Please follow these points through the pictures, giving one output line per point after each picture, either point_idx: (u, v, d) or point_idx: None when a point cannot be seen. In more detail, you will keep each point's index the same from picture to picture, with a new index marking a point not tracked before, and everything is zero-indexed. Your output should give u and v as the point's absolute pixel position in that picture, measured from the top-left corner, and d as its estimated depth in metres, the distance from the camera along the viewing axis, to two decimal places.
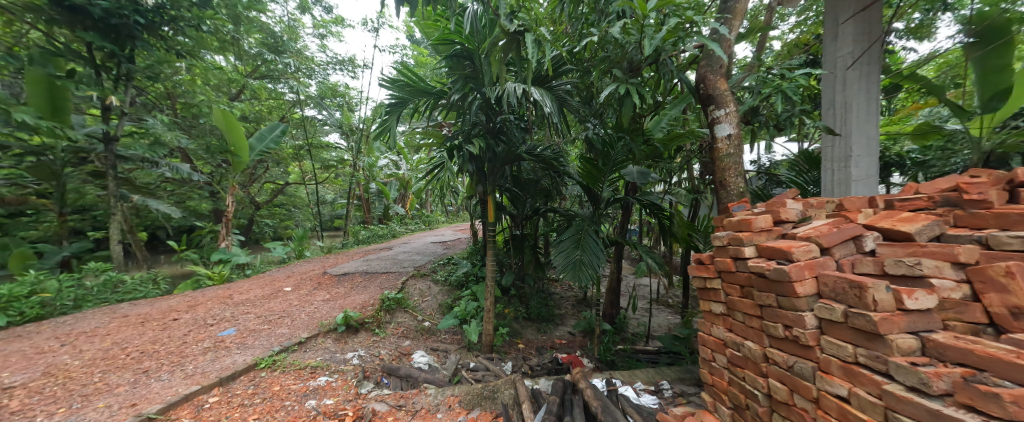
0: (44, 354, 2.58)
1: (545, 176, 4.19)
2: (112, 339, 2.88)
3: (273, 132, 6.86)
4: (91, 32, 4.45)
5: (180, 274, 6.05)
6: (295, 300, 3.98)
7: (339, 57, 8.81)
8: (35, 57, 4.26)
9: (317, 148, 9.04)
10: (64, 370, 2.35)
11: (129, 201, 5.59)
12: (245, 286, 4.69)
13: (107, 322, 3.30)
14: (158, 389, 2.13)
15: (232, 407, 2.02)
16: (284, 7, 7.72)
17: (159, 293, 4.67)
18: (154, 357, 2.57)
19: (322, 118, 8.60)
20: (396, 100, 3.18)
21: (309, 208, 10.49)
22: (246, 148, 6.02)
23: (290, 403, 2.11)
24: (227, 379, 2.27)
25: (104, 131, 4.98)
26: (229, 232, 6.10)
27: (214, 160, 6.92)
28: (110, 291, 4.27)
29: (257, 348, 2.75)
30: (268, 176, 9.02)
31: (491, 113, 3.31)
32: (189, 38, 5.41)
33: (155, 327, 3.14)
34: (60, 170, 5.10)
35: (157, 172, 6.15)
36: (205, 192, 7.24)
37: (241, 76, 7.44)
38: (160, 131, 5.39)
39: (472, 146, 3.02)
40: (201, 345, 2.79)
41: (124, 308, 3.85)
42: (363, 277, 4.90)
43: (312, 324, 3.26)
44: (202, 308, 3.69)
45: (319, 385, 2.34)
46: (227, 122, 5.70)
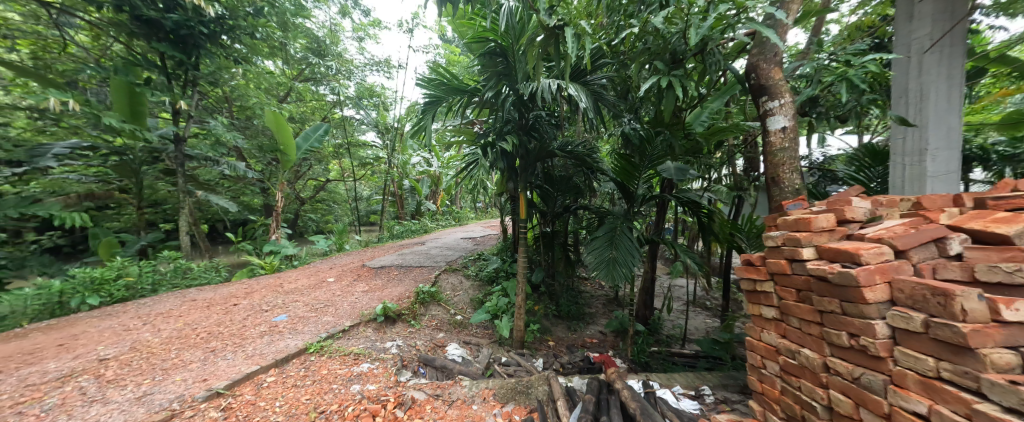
0: (132, 331, 2.94)
1: (578, 173, 4.14)
2: (184, 320, 3.21)
3: (317, 132, 7.28)
4: (164, 43, 4.97)
5: (236, 263, 6.60)
6: (338, 290, 4.22)
7: (375, 59, 9.17)
8: (119, 68, 4.81)
9: (355, 147, 9.46)
10: (147, 346, 2.65)
11: (194, 197, 6.16)
12: (293, 275, 5.03)
13: (179, 305, 3.67)
14: (224, 367, 2.34)
15: (287, 387, 2.18)
16: (326, 12, 8.15)
17: (220, 280, 5.14)
18: (218, 338, 2.83)
19: (359, 118, 8.99)
20: (430, 99, 3.25)
21: (347, 204, 11.03)
22: (294, 148, 6.43)
23: (336, 387, 2.23)
24: (283, 361, 2.45)
25: (174, 132, 5.50)
26: (279, 225, 6.56)
27: (266, 159, 7.47)
28: (179, 276, 4.74)
29: (307, 334, 2.94)
30: (311, 174, 9.51)
31: (524, 109, 3.30)
32: (244, 45, 5.87)
33: (219, 311, 3.45)
34: (138, 169, 5.59)
35: (217, 170, 6.70)
36: (257, 188, 7.83)
37: (288, 80, 7.95)
38: (221, 133, 5.91)
39: (505, 143, 3.05)
40: (258, 329, 3.03)
41: (192, 293, 4.26)
42: (398, 270, 5.09)
43: (353, 313, 3.42)
44: (257, 295, 4.00)
45: (362, 371, 2.47)
46: (277, 123, 6.10)
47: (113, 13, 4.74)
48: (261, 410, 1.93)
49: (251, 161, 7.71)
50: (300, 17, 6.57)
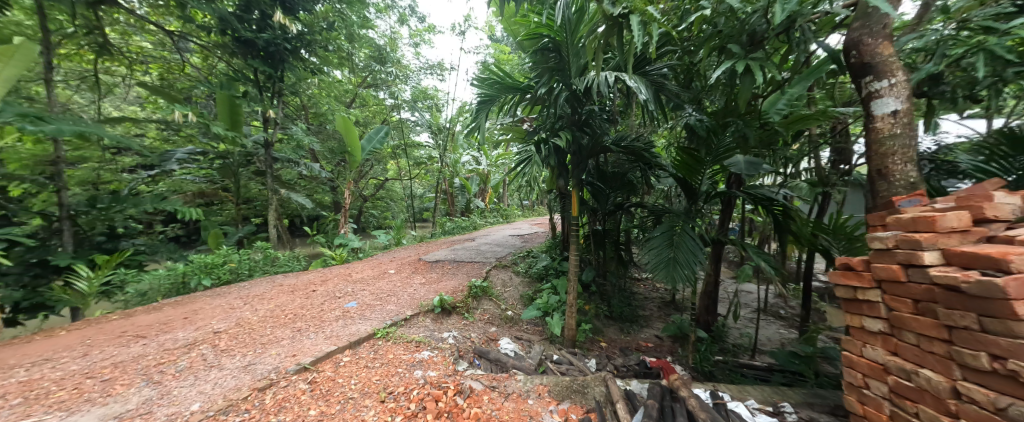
0: (235, 310, 3.43)
1: (633, 169, 3.99)
2: (274, 302, 3.66)
3: (379, 134, 7.84)
4: (257, 59, 5.71)
5: (311, 254, 7.36)
6: (398, 281, 4.52)
7: (429, 63, 9.64)
8: (222, 82, 5.56)
9: (411, 148, 10.02)
10: (247, 323, 3.07)
11: (278, 194, 6.98)
12: (359, 267, 5.48)
13: (269, 289, 4.19)
14: (308, 345, 2.63)
15: (360, 367, 2.39)
16: (387, 22, 8.77)
17: (300, 268, 5.77)
18: (300, 319, 3.18)
19: (414, 120, 9.51)
20: (483, 99, 3.31)
21: (403, 202, 11.72)
22: (359, 149, 6.99)
23: (401, 370, 2.39)
24: (355, 343, 2.69)
25: (264, 138, 6.30)
26: (346, 221, 7.19)
27: (335, 160, 8.22)
28: (268, 264, 5.42)
29: (374, 320, 3.19)
30: (372, 173, 10.28)
31: (577, 104, 3.21)
32: (318, 58, 6.53)
33: (301, 296, 3.89)
34: (236, 170, 6.50)
35: (296, 170, 7.52)
36: (327, 187, 8.65)
37: (354, 87, 8.67)
38: (300, 137, 6.65)
39: (557, 140, 3.01)
40: (333, 313, 3.35)
41: (278, 279, 4.84)
42: (451, 265, 5.30)
43: (413, 304, 3.62)
44: (330, 283, 4.43)
45: (423, 358, 2.61)
46: (346, 127, 6.68)
47: (219, 37, 5.55)
48: (339, 386, 2.13)
49: (323, 162, 8.54)
50: (365, 28, 7.14)
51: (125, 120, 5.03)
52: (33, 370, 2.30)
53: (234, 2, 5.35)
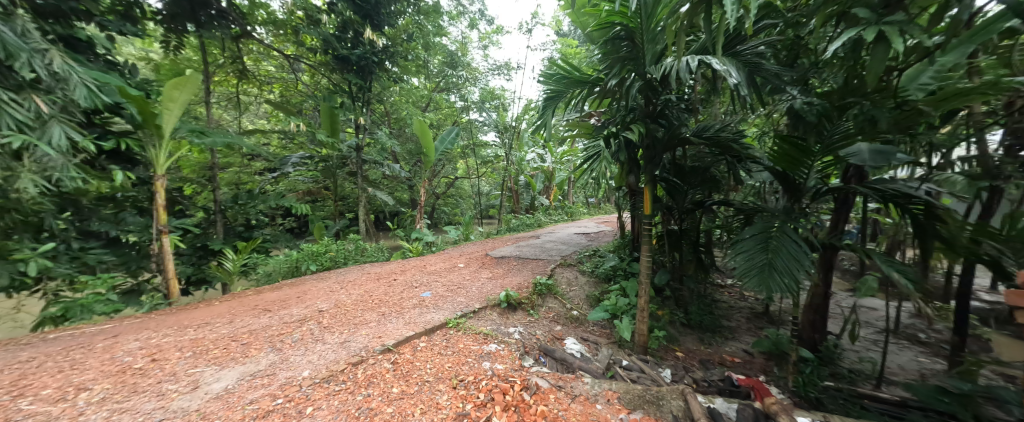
0: (333, 293, 3.96)
1: (717, 164, 3.65)
2: (363, 288, 4.13)
3: (450, 135, 8.32)
4: (350, 73, 6.52)
5: (392, 246, 8.16)
6: (467, 275, 4.75)
7: (497, 64, 9.93)
8: (323, 96, 6.43)
9: (479, 147, 10.44)
10: (342, 305, 3.52)
11: (367, 192, 7.87)
12: (433, 259, 5.90)
13: (359, 276, 4.75)
14: (390, 329, 2.91)
15: (435, 353, 2.56)
16: (458, 28, 9.26)
17: (384, 259, 6.43)
18: (384, 305, 3.54)
19: (482, 120, 9.88)
20: (550, 95, 3.26)
21: (471, 199, 12.28)
22: (434, 150, 7.50)
23: (470, 360, 2.50)
24: (430, 330, 2.89)
25: (356, 143, 7.16)
26: (422, 217, 7.78)
27: (413, 160, 8.98)
28: (359, 253, 6.15)
29: (446, 310, 3.39)
30: (444, 172, 10.96)
31: (652, 94, 2.97)
32: (399, 67, 7.20)
33: (384, 284, 4.33)
34: (334, 171, 7.50)
35: (380, 170, 8.39)
36: (405, 185, 9.48)
37: (429, 92, 9.35)
38: (384, 140, 7.41)
39: (629, 133, 2.80)
40: (411, 301, 3.66)
41: (366, 267, 5.46)
42: (517, 261, 5.39)
43: (481, 297, 3.75)
44: (408, 273, 4.85)
45: (491, 351, 2.69)
46: (421, 130, 7.20)
47: (322, 56, 6.48)
48: (417, 369, 2.32)
49: (402, 163, 9.38)
50: (439, 36, 7.62)
51: (256, 132, 6.16)
52: (198, 330, 2.95)
53: (334, 25, 6.20)
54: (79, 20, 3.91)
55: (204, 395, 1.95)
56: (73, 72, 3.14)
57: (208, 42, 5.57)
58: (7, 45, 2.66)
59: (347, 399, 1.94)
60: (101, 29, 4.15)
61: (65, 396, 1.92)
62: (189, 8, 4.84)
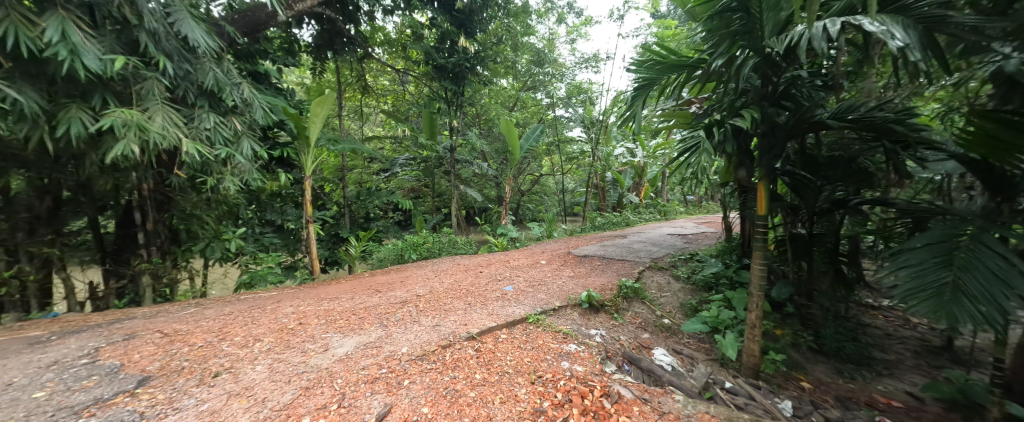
0: (428, 280, 4.41)
1: (868, 152, 2.87)
2: (453, 278, 4.50)
3: (535, 132, 8.41)
4: (447, 81, 7.15)
5: (480, 240, 8.68)
6: (549, 272, 4.75)
7: (584, 56, 9.67)
8: (423, 103, 7.20)
9: (564, 143, 10.33)
10: (435, 292, 3.89)
11: (459, 190, 8.52)
12: (517, 255, 6.07)
13: (450, 267, 5.19)
14: (475, 318, 3.10)
15: (515, 346, 2.64)
16: (546, 25, 9.30)
17: (472, 252, 6.89)
18: (470, 295, 3.80)
19: (568, 116, 9.73)
20: (641, 84, 3.02)
21: (556, 196, 12.27)
22: (519, 149, 7.67)
23: (549, 358, 2.49)
24: (511, 323, 2.98)
25: (450, 145, 7.81)
26: (507, 213, 8.07)
27: (500, 158, 9.36)
28: (451, 245, 6.72)
29: (527, 305, 3.45)
30: (529, 169, 11.16)
31: (773, 73, 2.48)
32: (489, 70, 7.61)
33: (471, 275, 4.64)
34: (432, 170, 8.34)
35: (470, 169, 8.99)
36: (493, 183, 9.98)
37: (516, 92, 9.65)
38: (474, 141, 7.91)
39: (737, 121, 2.40)
40: (495, 293, 3.84)
41: (457, 259, 5.93)
42: (601, 261, 5.17)
43: (562, 296, 3.70)
44: (493, 267, 5.09)
45: (570, 351, 2.64)
46: (508, 129, 7.44)
47: (425, 67, 7.25)
48: (498, 359, 2.42)
49: (491, 161, 9.89)
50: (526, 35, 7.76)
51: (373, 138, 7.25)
52: (329, 303, 3.63)
53: (434, 37, 6.88)
54: (260, 58, 5.18)
55: (332, 356, 2.39)
56: (256, 99, 4.16)
57: (340, 66, 6.78)
58: (218, 82, 3.66)
59: (437, 378, 2.13)
60: (273, 63, 5.43)
61: (247, 343, 2.59)
62: (329, 40, 5.94)
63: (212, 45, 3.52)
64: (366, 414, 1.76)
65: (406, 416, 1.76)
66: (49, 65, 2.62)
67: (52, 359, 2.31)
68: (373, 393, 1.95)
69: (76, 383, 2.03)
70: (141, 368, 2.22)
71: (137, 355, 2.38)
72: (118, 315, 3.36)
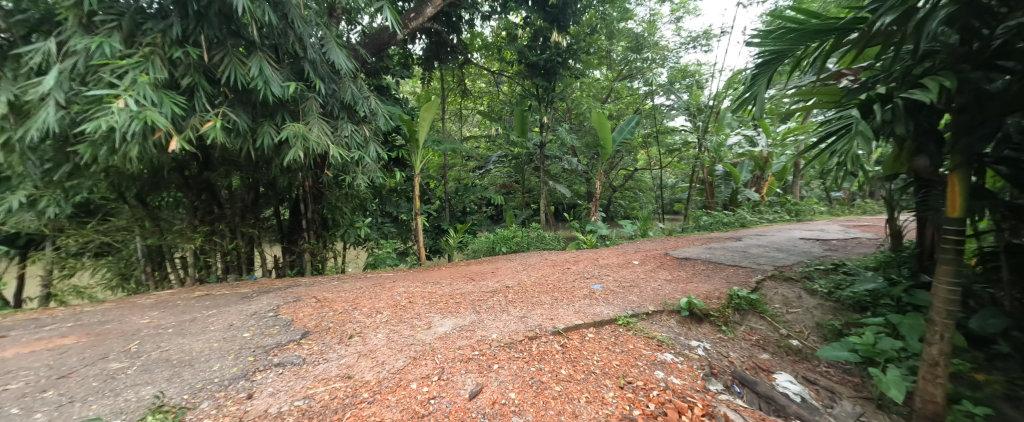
0: (517, 273, 4.59)
1: None
2: (540, 273, 4.58)
3: (630, 124, 7.88)
4: (538, 78, 7.24)
5: (568, 236, 8.59)
6: (642, 273, 4.43)
7: (692, 35, 8.61)
8: (516, 101, 7.47)
9: (664, 134, 9.43)
10: (524, 285, 4.03)
11: (548, 186, 8.57)
12: (607, 253, 5.84)
13: (538, 261, 5.30)
14: (562, 314, 3.10)
15: (602, 347, 2.55)
16: (647, 7, 8.60)
17: (560, 248, 6.87)
18: (557, 290, 3.81)
19: (670, 104, 8.82)
20: (769, 58, 2.54)
21: (652, 192, 11.33)
22: (611, 142, 7.27)
23: (640, 364, 2.33)
24: (600, 323, 2.88)
25: (541, 141, 7.92)
26: (596, 209, 7.80)
27: (590, 153, 9.09)
28: (539, 241, 6.84)
29: (617, 306, 3.28)
30: (622, 164, 10.54)
31: (983, 25, 1.76)
32: (581, 62, 7.43)
33: (559, 271, 4.65)
34: (522, 167, 8.59)
35: (560, 165, 8.94)
36: (583, 178, 9.78)
37: (610, 83, 9.22)
38: (564, 136, 7.82)
39: (913, 95, 1.83)
40: (582, 291, 3.77)
41: (545, 254, 6.01)
42: (706, 265, 4.57)
43: (657, 300, 3.40)
44: (581, 264, 5.01)
45: (665, 360, 2.43)
46: (600, 122, 7.14)
47: (518, 67, 7.52)
48: (584, 357, 2.37)
49: (581, 156, 9.69)
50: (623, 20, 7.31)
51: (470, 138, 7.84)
52: (432, 286, 4.10)
53: (528, 35, 7.05)
54: (384, 74, 6.11)
55: (434, 334, 2.70)
56: (380, 108, 4.92)
57: (445, 73, 7.52)
58: (354, 98, 4.46)
59: (524, 367, 2.21)
60: (393, 77, 6.35)
61: (372, 314, 3.12)
62: (435, 51, 6.64)
63: (350, 66, 4.29)
64: (460, 390, 1.94)
65: (495, 398, 1.88)
66: (253, 93, 3.58)
67: (253, 310, 3.19)
68: (466, 371, 2.14)
69: (266, 329, 2.76)
70: (303, 324, 2.88)
71: (300, 314, 3.10)
72: (289, 282, 4.41)
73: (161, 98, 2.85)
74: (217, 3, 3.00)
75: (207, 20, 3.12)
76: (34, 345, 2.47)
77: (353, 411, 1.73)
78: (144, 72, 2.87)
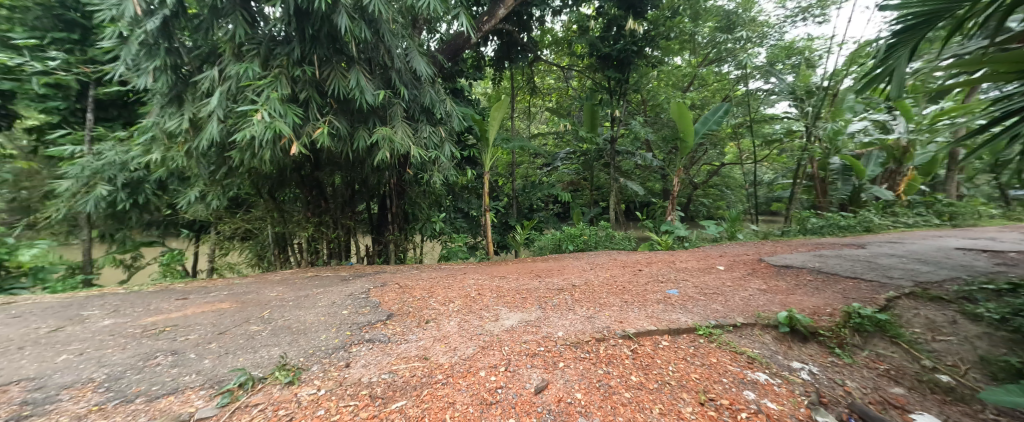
0: (585, 272, 4.49)
1: None
2: (609, 273, 4.41)
3: (717, 113, 7.08)
4: (611, 69, 6.93)
5: (640, 236, 8.08)
6: (728, 280, 3.97)
7: (800, 5, 7.39)
8: (587, 95, 7.26)
9: (759, 123, 8.28)
10: (592, 284, 3.92)
11: (619, 182, 8.14)
12: (685, 256, 5.36)
13: (607, 261, 5.11)
14: (632, 317, 2.94)
15: (679, 357, 2.35)
16: None
17: (631, 248, 6.51)
18: (627, 292, 3.63)
19: (769, 88, 7.74)
20: (917, 22, 2.12)
21: (743, 190, 10.03)
22: (693, 133, 6.61)
23: (725, 382, 2.08)
24: (676, 332, 2.66)
25: (612, 135, 7.57)
26: (673, 208, 7.16)
27: (668, 146, 8.43)
28: (608, 240, 6.57)
29: (697, 315, 2.99)
30: (706, 158, 9.52)
31: None
32: (660, 49, 6.90)
33: (630, 272, 4.42)
34: (591, 163, 8.33)
35: (633, 160, 8.43)
36: (658, 174, 9.11)
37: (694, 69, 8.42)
38: (638, 130, 7.34)
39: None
40: (656, 295, 3.52)
41: (615, 254, 5.77)
42: (814, 275, 3.89)
43: (747, 311, 3.02)
44: (655, 266, 4.69)
45: (758, 381, 2.13)
46: (680, 112, 6.56)
47: (590, 59, 7.32)
48: (657, 366, 2.22)
49: (657, 151, 9.03)
50: None
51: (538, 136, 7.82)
52: (500, 280, 4.24)
53: (601, 26, 6.81)
54: (459, 77, 6.50)
55: (502, 326, 2.79)
56: (455, 109, 5.22)
57: (516, 72, 7.68)
58: (432, 101, 4.81)
59: (591, 368, 2.16)
60: (466, 79, 6.72)
61: (446, 302, 3.36)
62: (506, 50, 6.81)
63: (429, 72, 4.64)
64: (526, 383, 1.98)
65: (561, 396, 1.86)
66: (351, 102, 4.10)
67: (350, 291, 3.68)
68: (532, 365, 2.16)
69: (360, 308, 3.16)
70: (388, 306, 3.23)
71: (386, 297, 3.48)
72: (375, 269, 4.95)
73: (286, 110, 3.44)
74: (325, 25, 3.53)
75: (318, 41, 3.70)
76: (204, 307, 3.22)
77: (429, 390, 1.89)
78: (274, 90, 3.50)
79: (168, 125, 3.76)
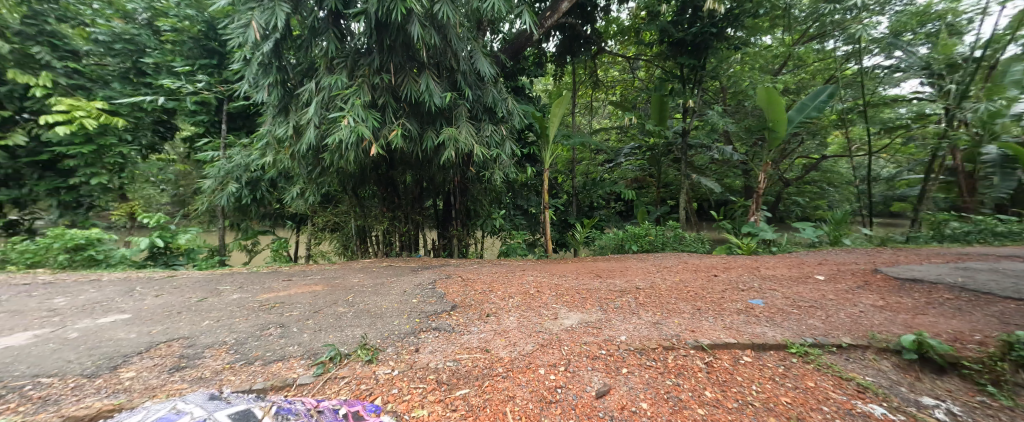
0: (650, 274, 4.22)
1: None
2: (679, 277, 4.09)
3: (817, 98, 6.09)
4: (685, 56, 6.37)
5: (716, 238, 7.32)
6: (829, 292, 3.40)
7: None
8: (656, 85, 6.79)
9: (876, 107, 6.91)
10: (658, 288, 3.66)
11: (691, 179, 7.47)
12: (773, 262, 4.72)
13: (676, 264, 4.74)
14: (707, 327, 2.68)
15: (764, 376, 2.07)
16: None
17: (704, 251, 5.95)
18: (700, 299, 3.32)
19: (895, 62, 6.45)
20: None
21: (850, 187, 8.48)
22: (785, 122, 5.76)
23: (827, 410, 1.78)
24: (760, 347, 2.36)
25: (684, 127, 6.97)
26: (758, 207, 6.33)
27: (752, 138, 7.50)
28: (677, 242, 6.10)
29: (788, 330, 2.61)
30: (802, 151, 8.25)
31: None
32: (744, 29, 6.15)
33: (703, 277, 4.04)
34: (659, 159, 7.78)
35: (708, 155, 7.66)
36: (739, 170, 8.16)
37: (787, 48, 7.35)
38: (715, 120, 6.52)
39: None
40: (735, 304, 3.16)
41: (686, 257, 5.32)
42: (955, 293, 3.13)
43: (857, 331, 2.54)
44: (734, 272, 4.22)
45: (872, 414, 1.77)
46: (768, 100, 5.74)
47: (659, 47, 6.84)
48: (737, 384, 1.99)
49: (738, 143, 8.08)
50: None
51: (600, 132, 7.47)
52: (559, 278, 4.20)
53: (674, 9, 6.32)
54: (521, 75, 6.56)
55: (562, 325, 2.75)
56: (516, 107, 5.27)
57: (579, 66, 7.51)
58: (495, 101, 4.91)
59: (658, 378, 2.02)
60: (527, 77, 6.77)
61: (506, 297, 3.43)
62: (570, 44, 6.67)
63: (491, 72, 4.75)
64: (587, 386, 1.92)
65: (625, 404, 1.78)
66: (421, 105, 4.38)
67: (419, 282, 3.96)
68: (593, 368, 2.10)
69: (427, 298, 3.38)
70: (452, 298, 3.40)
71: (450, 289, 3.68)
72: (440, 262, 5.25)
73: (367, 115, 3.81)
74: (401, 35, 3.83)
75: (394, 50, 4.04)
76: (302, 288, 3.74)
77: (490, 382, 1.94)
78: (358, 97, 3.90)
79: (279, 132, 4.45)
